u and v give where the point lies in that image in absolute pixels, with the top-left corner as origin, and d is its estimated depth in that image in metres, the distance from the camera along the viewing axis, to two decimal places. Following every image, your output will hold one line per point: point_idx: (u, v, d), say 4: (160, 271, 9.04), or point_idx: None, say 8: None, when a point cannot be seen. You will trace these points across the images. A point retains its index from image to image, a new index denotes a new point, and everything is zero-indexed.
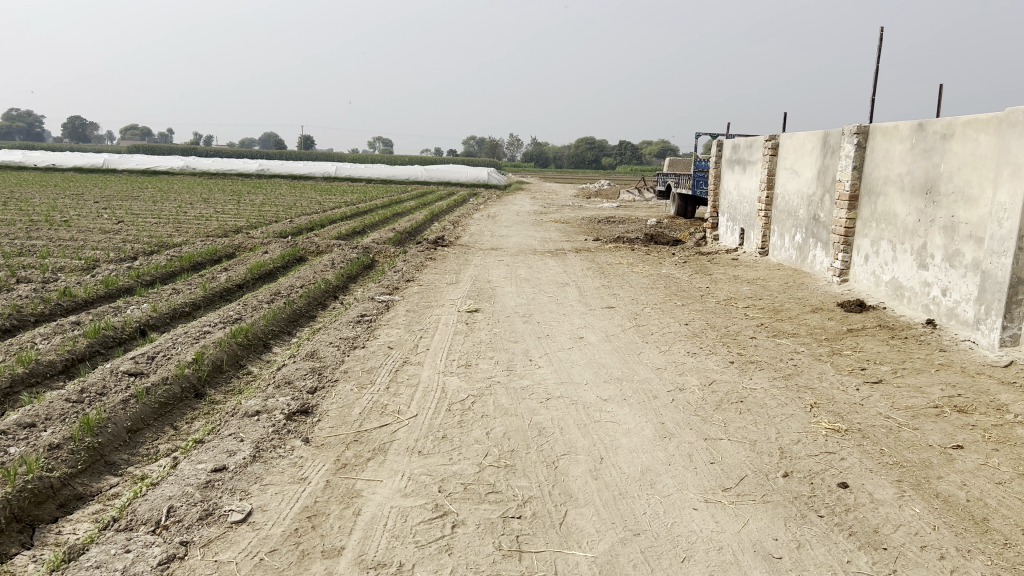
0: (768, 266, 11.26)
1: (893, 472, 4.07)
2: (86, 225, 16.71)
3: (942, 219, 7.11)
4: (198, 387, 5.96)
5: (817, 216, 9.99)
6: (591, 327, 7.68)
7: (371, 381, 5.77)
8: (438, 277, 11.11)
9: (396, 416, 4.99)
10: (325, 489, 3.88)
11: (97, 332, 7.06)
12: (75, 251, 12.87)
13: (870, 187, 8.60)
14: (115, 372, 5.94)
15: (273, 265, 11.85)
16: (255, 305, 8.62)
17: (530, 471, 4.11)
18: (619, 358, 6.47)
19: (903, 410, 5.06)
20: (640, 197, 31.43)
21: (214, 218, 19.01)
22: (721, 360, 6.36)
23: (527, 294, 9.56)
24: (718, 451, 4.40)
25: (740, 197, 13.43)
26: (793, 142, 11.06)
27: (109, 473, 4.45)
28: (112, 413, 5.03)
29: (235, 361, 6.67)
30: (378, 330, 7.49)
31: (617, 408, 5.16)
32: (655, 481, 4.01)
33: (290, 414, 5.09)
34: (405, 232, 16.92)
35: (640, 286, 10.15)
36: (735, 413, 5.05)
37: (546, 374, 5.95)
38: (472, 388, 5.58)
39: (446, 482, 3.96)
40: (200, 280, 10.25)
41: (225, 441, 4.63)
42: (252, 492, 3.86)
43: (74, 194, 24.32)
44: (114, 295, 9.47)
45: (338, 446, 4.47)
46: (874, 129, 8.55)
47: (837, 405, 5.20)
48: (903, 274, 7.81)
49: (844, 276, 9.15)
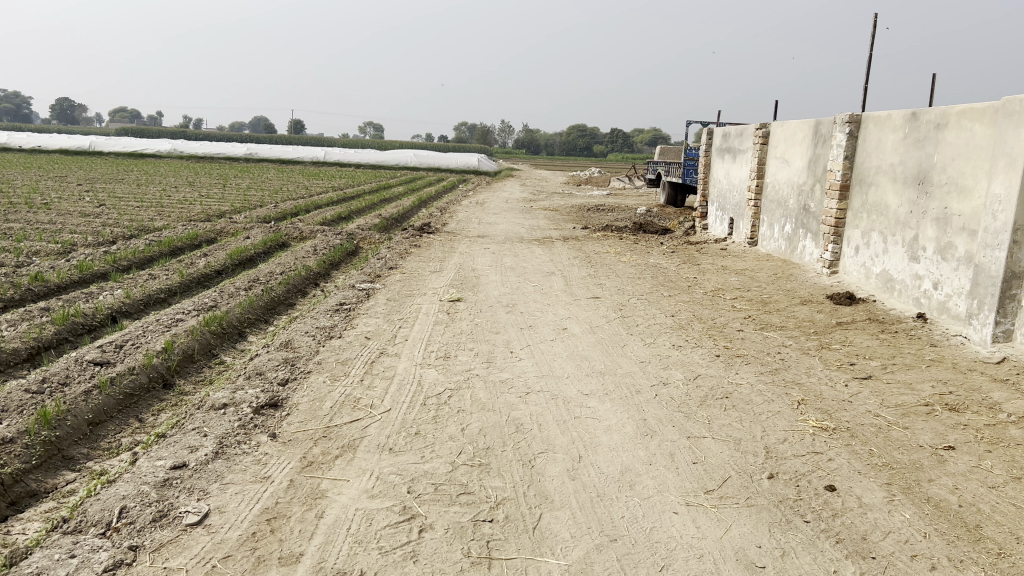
0: (756, 256, 11.10)
1: (882, 475, 3.91)
2: (66, 207, 16.39)
3: (935, 210, 6.95)
4: (167, 377, 5.75)
5: (807, 206, 9.83)
6: (575, 318, 7.48)
7: (345, 373, 5.57)
8: (421, 264, 10.91)
9: (368, 411, 4.80)
10: (288, 489, 3.69)
11: (65, 319, 6.84)
12: (52, 234, 12.60)
13: (862, 177, 8.43)
14: (80, 361, 5.71)
15: (255, 251, 11.61)
16: (231, 292, 8.40)
17: (504, 471, 3.93)
18: (603, 350, 6.28)
19: (892, 408, 4.90)
20: (630, 185, 31.30)
21: (198, 202, 18.71)
22: (707, 354, 6.20)
23: (511, 283, 9.36)
24: (700, 450, 4.23)
25: (729, 186, 13.25)
26: (784, 131, 10.87)
27: (65, 469, 4.25)
28: (72, 405, 4.82)
29: (207, 351, 6.46)
30: (356, 320, 7.28)
31: (599, 403, 4.98)
32: (634, 482, 3.84)
33: (258, 407, 4.89)
34: (391, 218, 16.69)
35: (627, 275, 9.97)
36: (720, 409, 4.89)
37: (526, 367, 5.77)
38: (449, 381, 5.39)
39: (415, 482, 3.77)
40: (178, 266, 10.02)
41: (187, 436, 4.43)
42: (211, 491, 3.67)
43: (57, 176, 23.99)
44: (89, 280, 9.23)
45: (306, 442, 4.29)
46: (866, 118, 8.37)
47: (825, 402, 5.04)
48: (894, 266, 7.65)
49: (834, 268, 8.99)
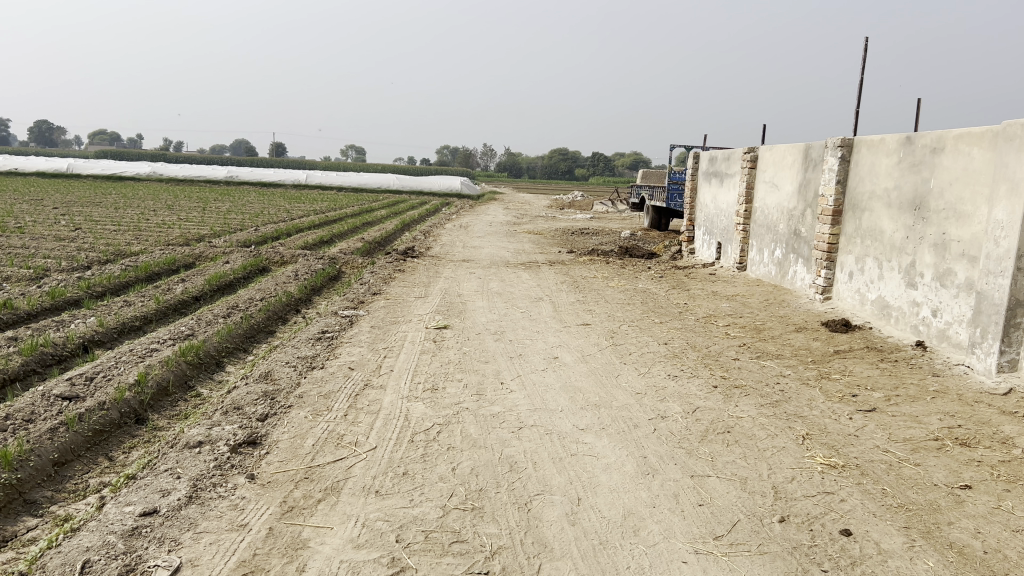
0: (746, 281, 10.94)
1: (898, 517, 3.70)
2: (41, 231, 16.01)
3: (932, 236, 6.81)
4: (139, 412, 5.46)
5: (798, 231, 9.69)
6: (565, 346, 7.25)
7: (328, 408, 5.29)
8: (406, 289, 10.67)
9: (352, 449, 4.53)
10: (266, 539, 3.42)
11: (33, 350, 6.55)
12: (25, 259, 12.25)
13: (854, 202, 8.30)
14: (47, 396, 5.40)
15: (234, 276, 11.32)
16: (209, 320, 8.10)
17: (499, 516, 3.68)
18: (596, 381, 6.05)
19: (901, 443, 4.70)
20: (614, 208, 31.26)
21: (177, 226, 18.38)
22: (704, 384, 5.97)
23: (499, 309, 9.13)
24: (706, 491, 4.00)
25: (716, 211, 13.12)
26: (772, 155, 10.76)
27: (27, 514, 3.96)
28: (37, 444, 4.52)
29: (183, 383, 6.17)
30: (339, 349, 7.02)
31: (596, 439, 4.74)
32: (639, 527, 3.60)
33: (236, 445, 4.62)
34: (374, 242, 16.43)
35: (617, 302, 9.75)
36: (722, 445, 4.67)
37: (517, 400, 5.52)
38: (438, 416, 5.13)
39: (404, 529, 3.51)
40: (154, 292, 9.70)
41: (159, 478, 4.15)
42: (183, 542, 3.39)
43: (34, 199, 23.55)
44: (61, 307, 8.91)
45: (287, 484, 4.02)
46: (859, 143, 8.25)
47: (830, 436, 4.83)
48: (890, 293, 7.50)
49: (827, 294, 8.83)
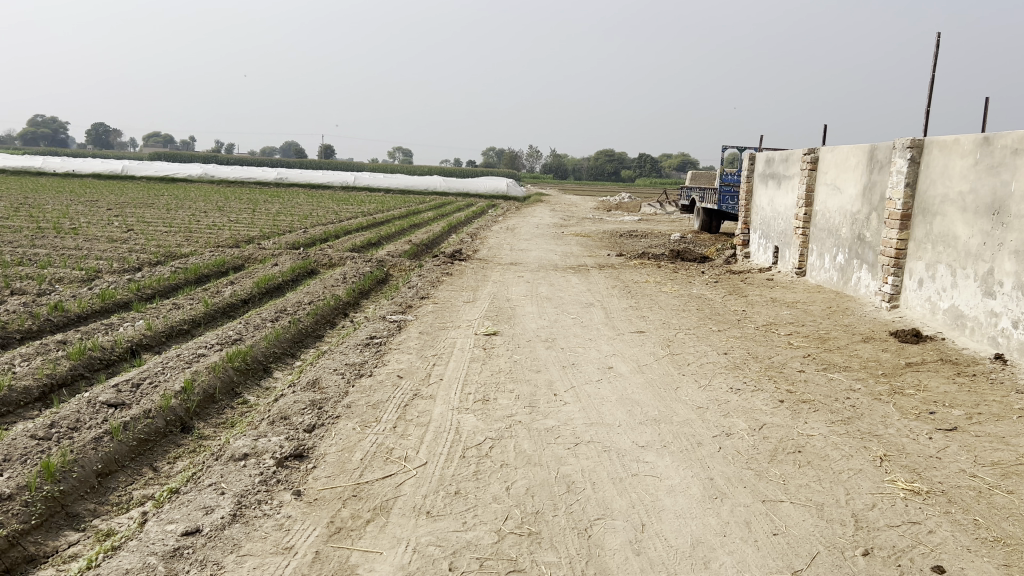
0: (806, 287, 10.53)
1: (997, 554, 3.38)
2: (95, 232, 16.24)
3: (1013, 242, 6.40)
4: (185, 420, 5.33)
5: (862, 235, 9.28)
6: (620, 355, 6.98)
7: (376, 420, 5.11)
8: (454, 293, 10.49)
9: (401, 464, 4.34)
10: (313, 564, 3.23)
11: (82, 354, 6.50)
12: (78, 261, 12.35)
13: (925, 206, 7.89)
14: (93, 403, 5.30)
15: (282, 279, 11.26)
16: (257, 323, 8.01)
17: (558, 542, 3.45)
18: (654, 394, 5.77)
19: (990, 467, 4.36)
20: (662, 210, 30.85)
21: (227, 228, 18.50)
22: (770, 399, 5.66)
23: (549, 315, 8.89)
24: (780, 518, 3.72)
25: (774, 214, 12.70)
26: (835, 156, 10.33)
27: (68, 528, 3.84)
28: (81, 454, 4.41)
29: (229, 389, 6.05)
30: (387, 356, 6.86)
31: (657, 458, 4.48)
32: (710, 559, 3.33)
33: (282, 459, 4.45)
34: (421, 245, 16.28)
35: (671, 308, 9.43)
36: (793, 466, 4.37)
37: (572, 413, 5.28)
38: (490, 430, 4.91)
39: (458, 556, 3.30)
40: (203, 295, 9.66)
41: (202, 494, 3.99)
42: (226, 566, 3.22)
43: (89, 200, 23.89)
44: (110, 309, 8.89)
45: (334, 502, 3.84)
46: (930, 143, 7.85)
47: (910, 458, 4.50)
48: (965, 302, 7.09)
49: (894, 302, 8.42)
